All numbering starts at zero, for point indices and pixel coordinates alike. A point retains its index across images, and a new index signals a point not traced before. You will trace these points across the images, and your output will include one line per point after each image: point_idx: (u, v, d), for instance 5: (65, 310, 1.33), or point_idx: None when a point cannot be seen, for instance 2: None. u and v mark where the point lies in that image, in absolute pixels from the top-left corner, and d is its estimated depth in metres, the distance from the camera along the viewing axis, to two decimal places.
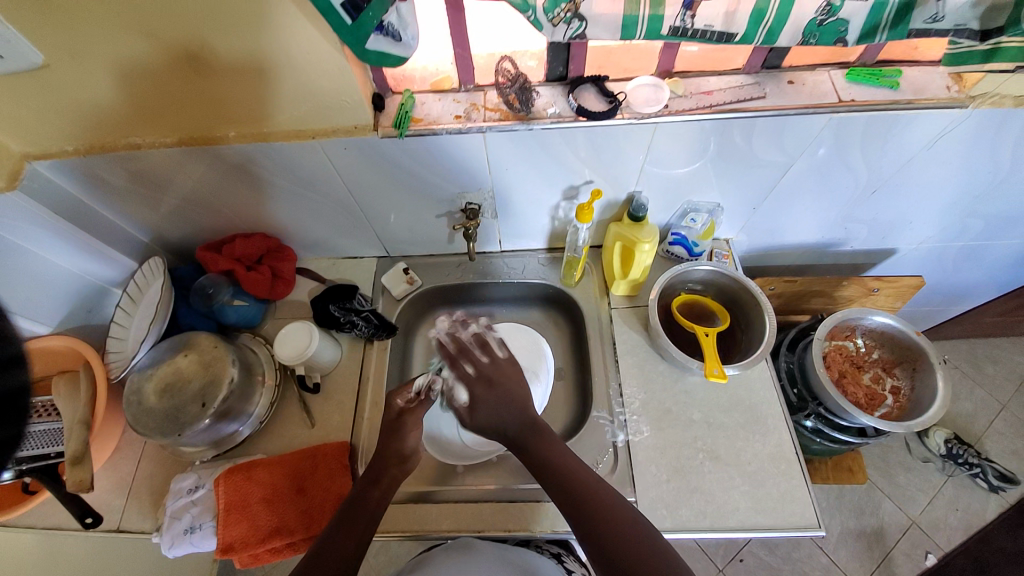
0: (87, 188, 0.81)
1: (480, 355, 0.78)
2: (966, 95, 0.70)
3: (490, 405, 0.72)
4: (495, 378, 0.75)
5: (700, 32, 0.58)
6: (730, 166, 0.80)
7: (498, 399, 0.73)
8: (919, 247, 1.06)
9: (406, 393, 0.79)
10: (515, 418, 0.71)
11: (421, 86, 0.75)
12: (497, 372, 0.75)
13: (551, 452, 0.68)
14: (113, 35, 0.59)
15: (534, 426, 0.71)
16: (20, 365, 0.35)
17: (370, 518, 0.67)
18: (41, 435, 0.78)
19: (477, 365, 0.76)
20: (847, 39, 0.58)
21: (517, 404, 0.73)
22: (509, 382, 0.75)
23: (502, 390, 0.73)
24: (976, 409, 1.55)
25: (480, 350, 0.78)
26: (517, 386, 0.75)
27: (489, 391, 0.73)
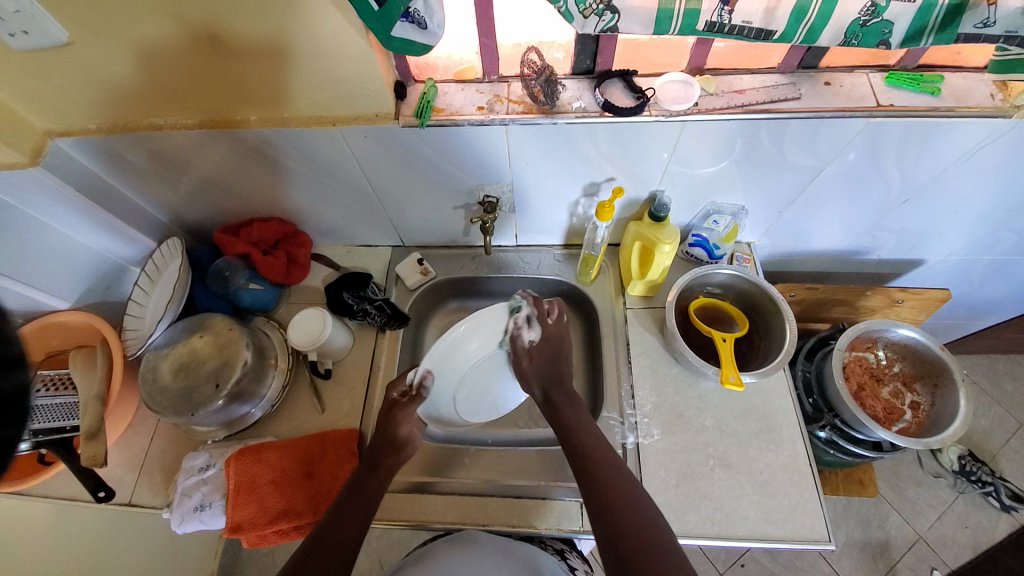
0: (109, 166, 0.81)
1: (548, 314, 0.80)
2: (1011, 104, 0.66)
3: (547, 355, 0.78)
4: (562, 343, 0.79)
5: (738, 29, 0.55)
6: (758, 169, 0.78)
7: (553, 353, 0.78)
8: (948, 259, 1.02)
9: (401, 385, 0.77)
10: (557, 375, 0.76)
11: (444, 75, 0.74)
12: (562, 332, 0.80)
13: (579, 426, 0.71)
14: (138, 14, 0.58)
15: (567, 395, 0.75)
16: (18, 367, 0.33)
17: (368, 505, 0.68)
18: (55, 409, 0.79)
19: (542, 322, 0.79)
20: (891, 41, 0.55)
21: (566, 375, 0.78)
22: (560, 338, 0.79)
23: (554, 347, 0.78)
24: (994, 425, 1.52)
25: (545, 311, 0.80)
26: (564, 351, 0.79)
27: (548, 347, 0.78)
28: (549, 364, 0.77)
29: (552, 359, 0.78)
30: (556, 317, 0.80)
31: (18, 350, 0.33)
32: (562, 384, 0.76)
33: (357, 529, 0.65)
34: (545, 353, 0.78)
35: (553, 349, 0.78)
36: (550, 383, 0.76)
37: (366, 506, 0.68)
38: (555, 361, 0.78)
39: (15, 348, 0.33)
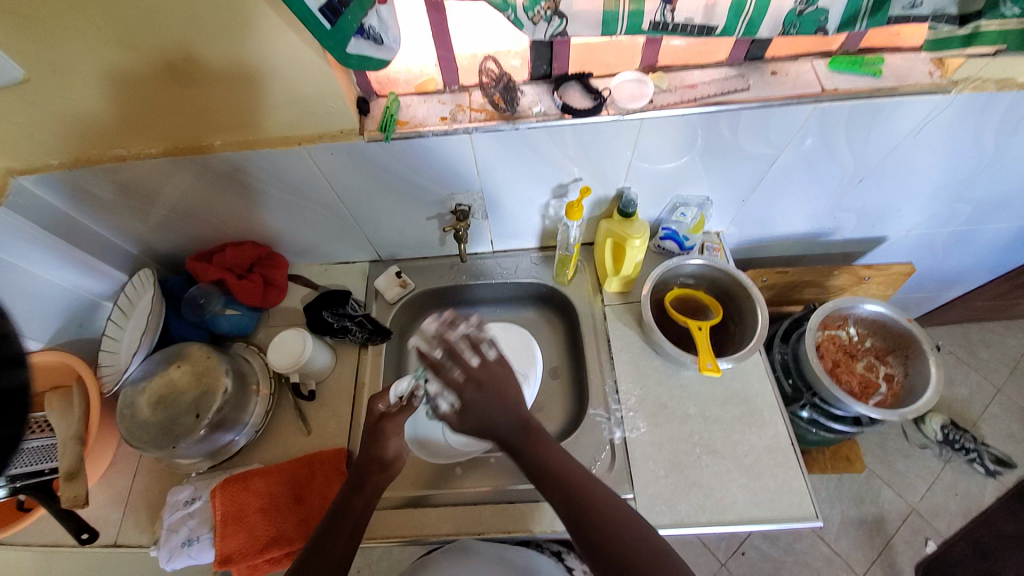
0: (73, 201, 0.80)
1: (475, 356, 0.71)
2: (948, 80, 0.71)
3: (485, 406, 0.68)
4: (502, 383, 0.70)
5: (681, 26, 0.58)
6: (718, 160, 0.81)
7: (491, 399, 0.68)
8: (908, 234, 1.06)
9: (389, 398, 0.80)
10: (510, 419, 0.69)
11: (405, 89, 0.75)
12: (488, 375, 0.70)
13: (542, 454, 0.68)
14: (93, 46, 0.59)
15: (528, 429, 0.69)
16: (18, 365, 0.39)
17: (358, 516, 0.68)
18: (34, 452, 0.78)
19: (468, 366, 0.70)
20: (828, 27, 0.58)
21: (516, 406, 0.70)
22: (501, 378, 0.70)
23: (493, 392, 0.69)
24: (972, 393, 1.56)
25: (477, 348, 0.71)
26: (509, 387, 0.71)
27: (491, 387, 0.69)
28: (491, 409, 0.68)
29: (498, 404, 0.69)
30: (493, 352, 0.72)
31: (15, 350, 0.39)
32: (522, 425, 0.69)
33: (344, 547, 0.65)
34: (488, 395, 0.69)
35: (496, 386, 0.70)
36: (509, 428, 0.69)
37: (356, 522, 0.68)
38: (503, 406, 0.69)
39: (14, 348, 0.39)
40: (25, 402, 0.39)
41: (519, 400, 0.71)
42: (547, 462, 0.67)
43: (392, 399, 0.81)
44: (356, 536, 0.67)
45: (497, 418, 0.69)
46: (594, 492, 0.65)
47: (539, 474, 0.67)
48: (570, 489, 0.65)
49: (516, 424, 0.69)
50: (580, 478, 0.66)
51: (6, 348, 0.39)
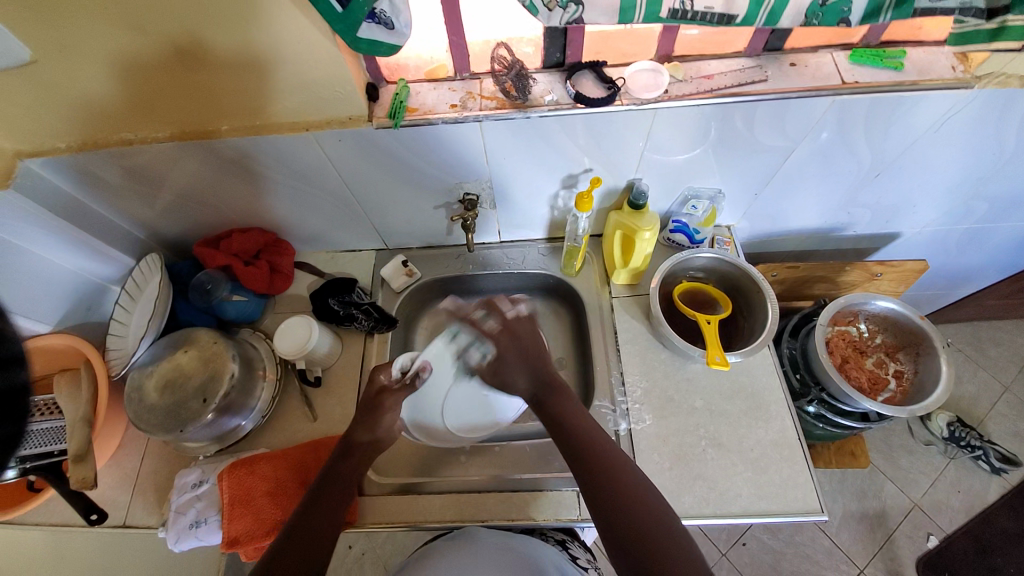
0: (80, 184, 0.80)
1: (507, 309, 0.77)
2: (971, 75, 0.69)
3: (515, 359, 0.74)
4: (527, 335, 0.76)
5: (700, 15, 0.56)
6: (732, 152, 0.79)
7: (522, 349, 0.74)
8: (923, 231, 1.05)
9: (391, 372, 0.81)
10: (536, 376, 0.73)
11: (415, 76, 0.74)
12: (519, 328, 0.76)
13: (566, 410, 0.70)
14: (100, 28, 0.58)
15: (552, 386, 0.73)
16: (19, 365, 0.37)
17: (343, 492, 0.68)
18: (43, 434, 0.78)
19: (501, 317, 0.76)
20: (851, 19, 0.56)
21: (543, 367, 0.74)
22: (524, 331, 0.76)
23: (523, 343, 0.75)
24: (979, 391, 1.55)
25: (507, 305, 0.77)
26: (535, 343, 0.76)
27: (515, 341, 0.75)
28: (521, 367, 0.74)
29: (521, 362, 0.74)
30: (513, 309, 0.76)
31: (17, 348, 0.37)
32: (546, 379, 0.73)
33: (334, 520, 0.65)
34: (510, 348, 0.74)
35: (518, 340, 0.75)
36: (535, 382, 0.73)
37: (342, 496, 0.68)
38: (525, 363, 0.74)
39: (15, 347, 0.37)
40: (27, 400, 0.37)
41: (545, 357, 0.75)
42: (571, 419, 0.69)
43: (394, 373, 0.81)
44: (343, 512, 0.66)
45: (520, 374, 0.74)
46: (620, 472, 0.63)
47: (557, 426, 0.69)
48: (581, 443, 0.66)
49: (544, 379, 0.74)
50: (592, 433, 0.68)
51: (7, 347, 0.37)
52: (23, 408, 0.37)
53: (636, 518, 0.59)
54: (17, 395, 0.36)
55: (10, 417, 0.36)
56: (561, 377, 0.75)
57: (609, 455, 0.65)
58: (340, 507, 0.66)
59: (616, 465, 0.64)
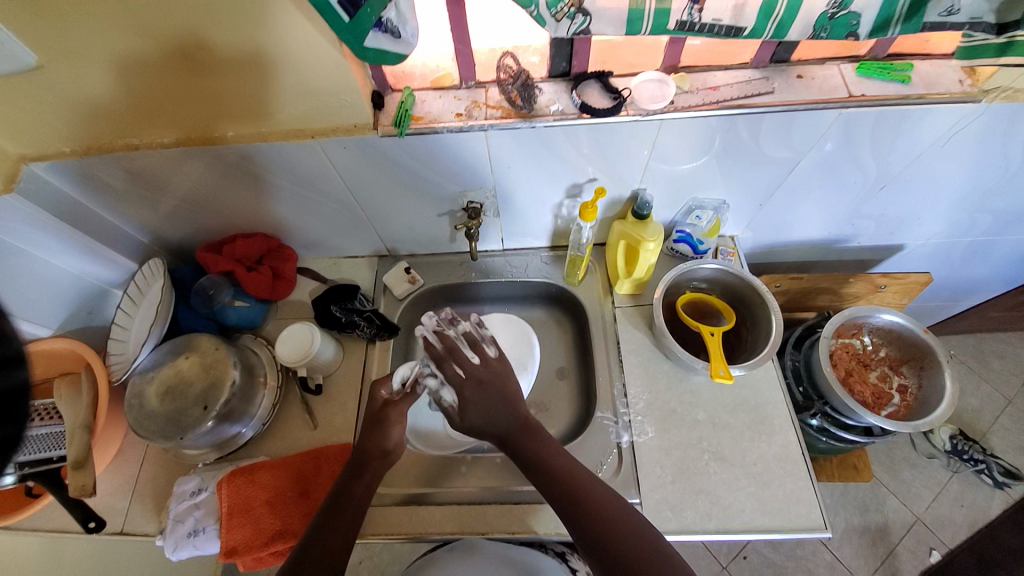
0: (84, 188, 0.80)
1: (472, 355, 0.72)
2: (979, 89, 0.68)
3: (479, 404, 0.69)
4: (503, 380, 0.71)
5: (708, 26, 0.56)
6: (737, 164, 0.79)
7: (491, 394, 0.70)
8: (927, 243, 1.04)
9: (391, 384, 0.80)
10: (507, 416, 0.69)
11: (421, 84, 0.74)
12: (490, 376, 0.71)
13: (541, 449, 0.68)
14: (108, 34, 0.58)
15: (526, 428, 0.69)
16: (19, 365, 0.36)
17: (358, 505, 0.69)
18: (41, 439, 0.78)
19: (483, 357, 0.73)
20: (858, 33, 0.56)
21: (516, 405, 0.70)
22: (503, 374, 0.72)
23: (493, 387, 0.70)
24: (982, 404, 1.54)
25: (472, 350, 0.73)
26: (510, 384, 0.72)
27: (479, 386, 0.70)
28: (496, 403, 0.70)
29: (499, 401, 0.70)
30: (495, 353, 0.73)
31: (17, 348, 0.36)
32: (520, 420, 0.70)
33: (345, 534, 0.65)
34: (483, 397, 0.70)
35: (491, 390, 0.70)
36: (501, 427, 0.69)
37: (356, 510, 0.68)
38: (501, 403, 0.70)
39: (15, 346, 0.36)
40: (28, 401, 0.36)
41: (517, 394, 0.71)
42: (545, 459, 0.67)
43: (393, 386, 0.80)
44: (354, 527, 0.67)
45: (484, 417, 0.69)
46: (603, 499, 0.64)
47: (536, 468, 0.67)
48: (554, 478, 0.66)
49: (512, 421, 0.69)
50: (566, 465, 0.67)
51: (5, 347, 0.35)
52: (23, 408, 0.35)
53: (614, 535, 0.60)
54: (17, 395, 0.35)
55: (11, 417, 0.35)
56: (534, 417, 0.71)
57: (590, 485, 0.65)
58: (356, 519, 0.67)
59: (598, 492, 0.64)
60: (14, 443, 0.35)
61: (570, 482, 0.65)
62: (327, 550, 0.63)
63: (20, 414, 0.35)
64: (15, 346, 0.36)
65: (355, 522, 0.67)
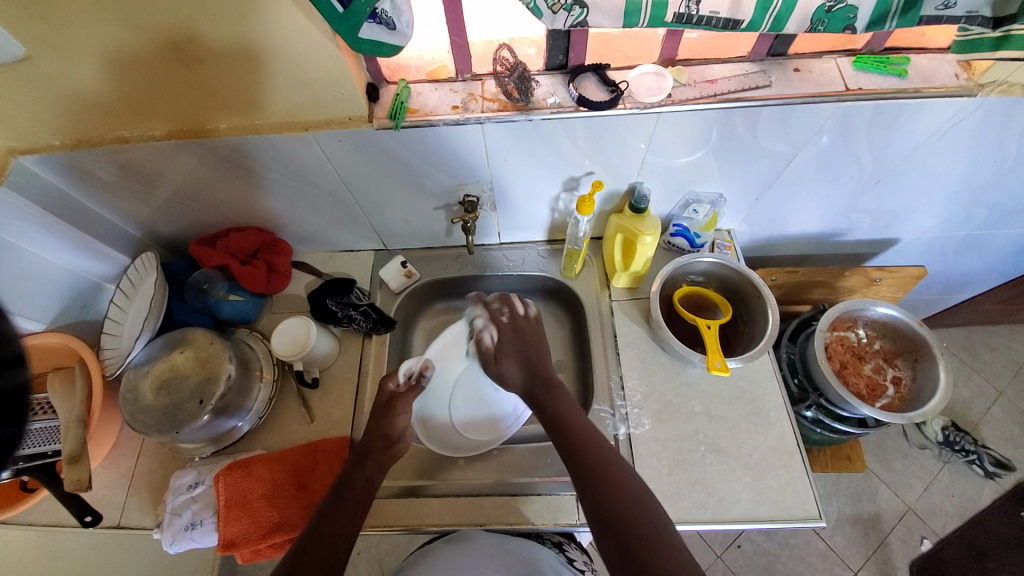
0: (75, 181, 0.79)
1: (519, 309, 0.86)
2: (975, 83, 0.68)
3: (516, 351, 0.81)
4: (529, 333, 0.83)
5: (706, 19, 0.55)
6: (734, 157, 0.79)
7: (523, 347, 0.82)
8: (922, 236, 1.05)
9: (398, 376, 0.81)
10: (531, 371, 0.79)
11: (416, 76, 0.73)
12: (528, 326, 0.84)
13: (561, 407, 0.74)
14: (96, 24, 0.57)
15: (548, 385, 0.77)
16: (20, 365, 0.33)
17: (356, 499, 0.69)
18: (39, 433, 0.78)
19: (511, 314, 0.85)
20: (856, 27, 0.56)
21: (540, 362, 0.81)
22: (533, 332, 0.84)
23: (526, 344, 0.82)
24: (973, 395, 1.56)
25: (520, 305, 0.86)
26: (538, 339, 0.84)
27: (517, 342, 0.82)
28: (514, 355, 0.81)
29: (522, 359, 0.81)
30: (523, 311, 0.85)
31: (19, 349, 0.34)
32: (540, 373, 0.79)
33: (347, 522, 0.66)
34: (514, 349, 0.82)
35: (522, 337, 0.83)
36: (529, 381, 0.78)
37: (355, 505, 0.68)
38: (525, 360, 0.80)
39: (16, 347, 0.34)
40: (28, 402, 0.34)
41: (542, 360, 0.81)
42: (560, 417, 0.72)
43: (399, 377, 0.80)
44: (358, 515, 0.68)
45: (513, 364, 0.81)
46: (612, 466, 0.65)
47: (554, 427, 0.71)
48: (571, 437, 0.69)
49: (539, 376, 0.79)
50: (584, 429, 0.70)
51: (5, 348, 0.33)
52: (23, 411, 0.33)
53: (622, 502, 0.61)
54: (18, 395, 0.33)
55: (10, 420, 0.32)
56: (557, 379, 0.79)
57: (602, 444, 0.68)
58: (357, 515, 0.67)
59: (608, 459, 0.66)
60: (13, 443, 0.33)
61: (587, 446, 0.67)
62: (324, 544, 0.63)
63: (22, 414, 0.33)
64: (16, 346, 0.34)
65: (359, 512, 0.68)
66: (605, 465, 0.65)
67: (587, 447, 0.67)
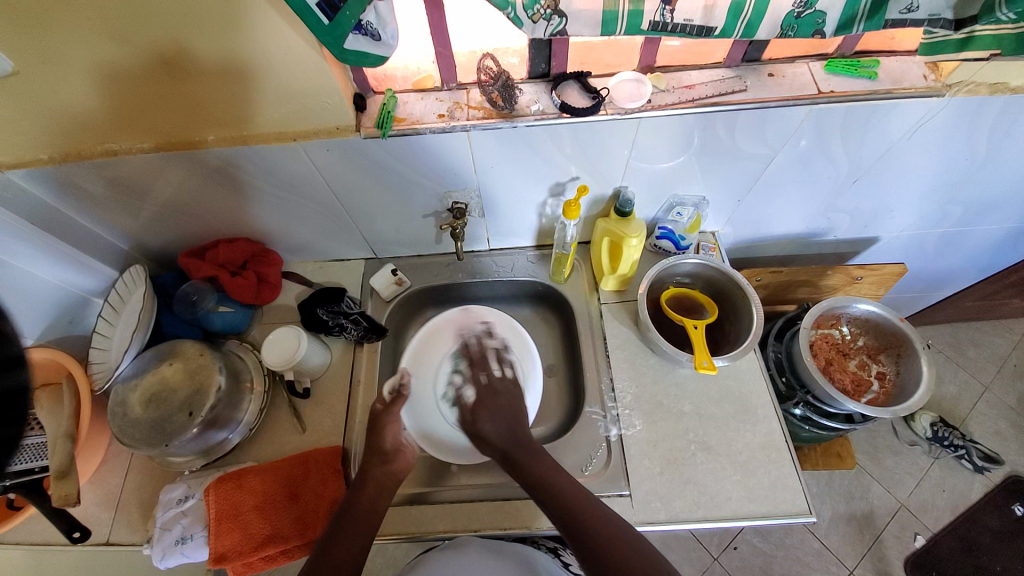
0: (63, 195, 0.79)
1: (496, 368, 0.81)
2: (942, 84, 0.71)
3: (493, 413, 0.75)
4: (514, 408, 0.76)
5: (680, 26, 0.58)
6: (715, 161, 0.81)
7: (500, 411, 0.75)
8: (901, 235, 1.08)
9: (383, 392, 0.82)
10: (511, 430, 0.73)
11: (403, 86, 0.75)
12: (504, 389, 0.78)
13: (537, 463, 0.70)
14: (88, 41, 0.58)
15: (526, 446, 0.72)
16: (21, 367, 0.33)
17: (361, 521, 0.68)
18: (31, 448, 0.76)
19: (487, 377, 0.79)
20: (825, 31, 0.58)
21: (517, 422, 0.75)
22: (511, 395, 0.78)
23: (502, 408, 0.76)
24: (960, 391, 1.59)
25: (497, 365, 0.82)
26: (517, 403, 0.77)
27: (494, 404, 0.76)
28: (499, 414, 0.75)
29: (502, 416, 0.75)
30: (499, 371, 0.80)
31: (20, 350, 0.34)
32: (521, 440, 0.72)
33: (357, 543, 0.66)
34: (489, 404, 0.76)
35: (500, 403, 0.76)
36: (507, 441, 0.72)
37: (362, 525, 0.68)
38: (506, 419, 0.74)
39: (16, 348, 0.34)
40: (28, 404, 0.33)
41: (520, 415, 0.76)
42: (532, 466, 0.70)
43: (386, 394, 0.81)
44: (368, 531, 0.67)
45: (493, 425, 0.74)
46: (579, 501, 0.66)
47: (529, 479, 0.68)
48: (541, 480, 0.68)
49: (519, 436, 0.73)
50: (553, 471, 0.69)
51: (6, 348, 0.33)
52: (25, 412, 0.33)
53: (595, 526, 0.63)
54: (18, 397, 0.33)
55: (10, 421, 0.32)
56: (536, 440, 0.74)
57: (575, 486, 0.68)
58: (360, 539, 0.66)
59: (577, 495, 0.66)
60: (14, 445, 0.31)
61: (554, 482, 0.68)
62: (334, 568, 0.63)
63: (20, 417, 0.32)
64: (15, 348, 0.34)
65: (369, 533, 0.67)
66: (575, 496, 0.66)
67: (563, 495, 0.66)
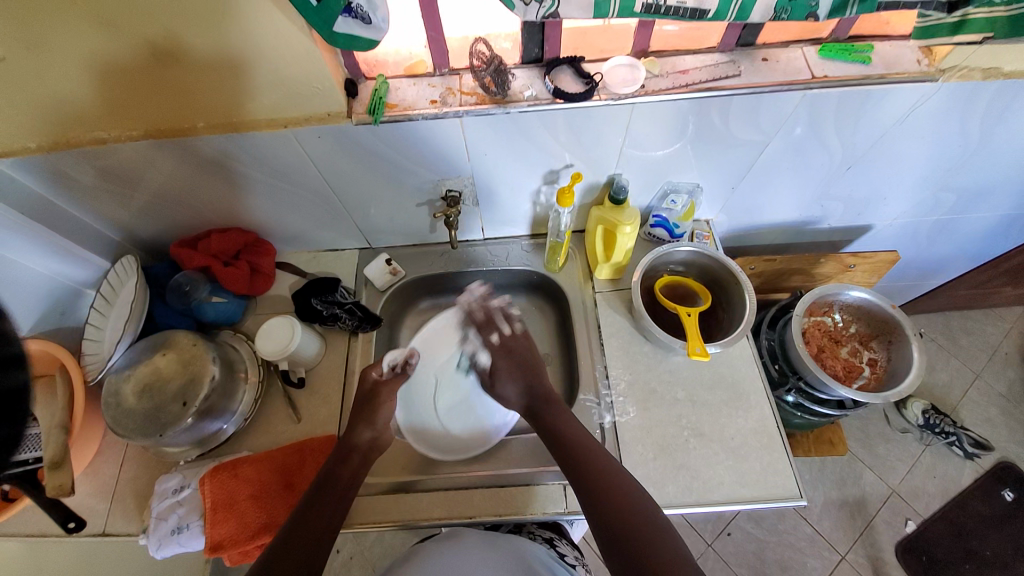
0: (52, 185, 0.78)
1: (503, 326, 0.91)
2: (936, 68, 0.71)
3: (508, 369, 0.84)
4: (526, 351, 0.86)
5: (673, 10, 0.57)
6: (709, 147, 0.81)
7: (515, 365, 0.84)
8: (894, 223, 1.08)
9: (382, 367, 0.84)
10: (533, 390, 0.80)
11: (395, 71, 0.74)
12: (517, 345, 0.87)
13: (562, 422, 0.75)
14: (74, 27, 0.57)
15: (548, 399, 0.79)
16: (14, 362, 0.32)
17: (338, 497, 0.68)
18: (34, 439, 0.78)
19: (500, 335, 0.89)
20: (818, 14, 0.58)
21: (538, 376, 0.82)
22: (519, 348, 0.86)
23: (517, 359, 0.85)
24: (952, 379, 1.61)
25: (504, 323, 0.91)
26: (532, 356, 0.85)
27: (511, 359, 0.85)
28: (515, 373, 0.83)
29: (519, 370, 0.83)
30: (509, 329, 0.89)
31: (18, 348, 0.34)
32: (542, 393, 0.79)
33: (330, 515, 0.65)
34: (508, 365, 0.84)
35: (517, 355, 0.85)
36: (529, 399, 0.80)
37: (337, 504, 0.67)
38: (523, 372, 0.83)
39: (17, 347, 0.34)
40: (27, 402, 0.34)
41: (541, 372, 0.83)
42: (567, 433, 0.73)
43: (383, 367, 0.85)
44: (340, 511, 0.67)
45: (515, 384, 0.82)
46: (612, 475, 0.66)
47: (553, 437, 0.73)
48: (574, 449, 0.70)
49: (538, 393, 0.80)
50: (585, 441, 0.71)
51: (6, 347, 0.34)
52: (25, 413, 0.34)
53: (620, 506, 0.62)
54: (19, 397, 0.34)
55: (10, 420, 0.33)
56: (556, 393, 0.81)
57: (600, 454, 0.69)
58: (339, 512, 0.67)
59: (609, 468, 0.67)
60: (13, 444, 0.33)
61: (586, 454, 0.69)
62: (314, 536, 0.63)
63: (20, 416, 0.33)
64: (16, 346, 0.34)
65: (341, 513, 0.67)
66: (604, 468, 0.67)
67: (591, 463, 0.67)
